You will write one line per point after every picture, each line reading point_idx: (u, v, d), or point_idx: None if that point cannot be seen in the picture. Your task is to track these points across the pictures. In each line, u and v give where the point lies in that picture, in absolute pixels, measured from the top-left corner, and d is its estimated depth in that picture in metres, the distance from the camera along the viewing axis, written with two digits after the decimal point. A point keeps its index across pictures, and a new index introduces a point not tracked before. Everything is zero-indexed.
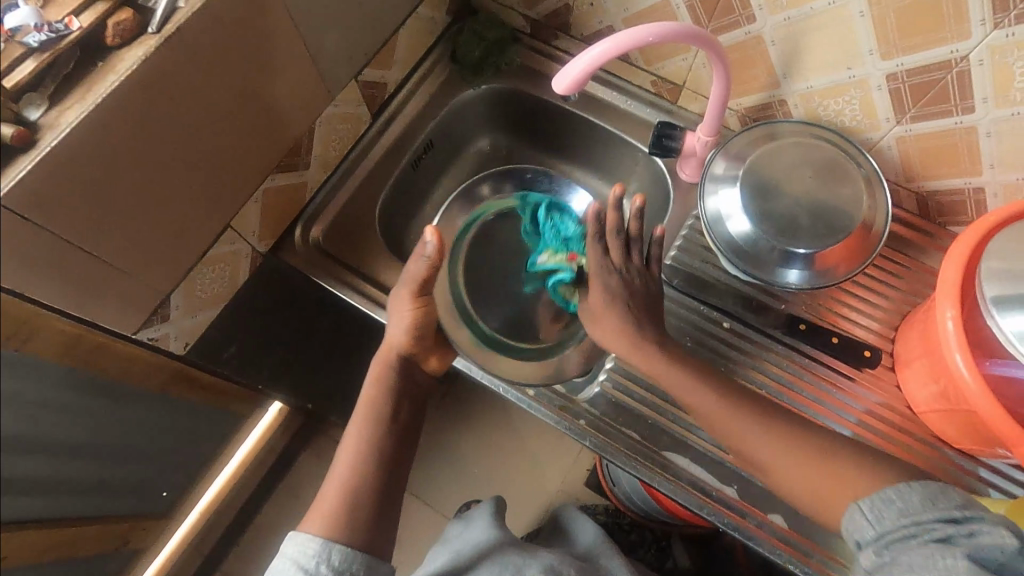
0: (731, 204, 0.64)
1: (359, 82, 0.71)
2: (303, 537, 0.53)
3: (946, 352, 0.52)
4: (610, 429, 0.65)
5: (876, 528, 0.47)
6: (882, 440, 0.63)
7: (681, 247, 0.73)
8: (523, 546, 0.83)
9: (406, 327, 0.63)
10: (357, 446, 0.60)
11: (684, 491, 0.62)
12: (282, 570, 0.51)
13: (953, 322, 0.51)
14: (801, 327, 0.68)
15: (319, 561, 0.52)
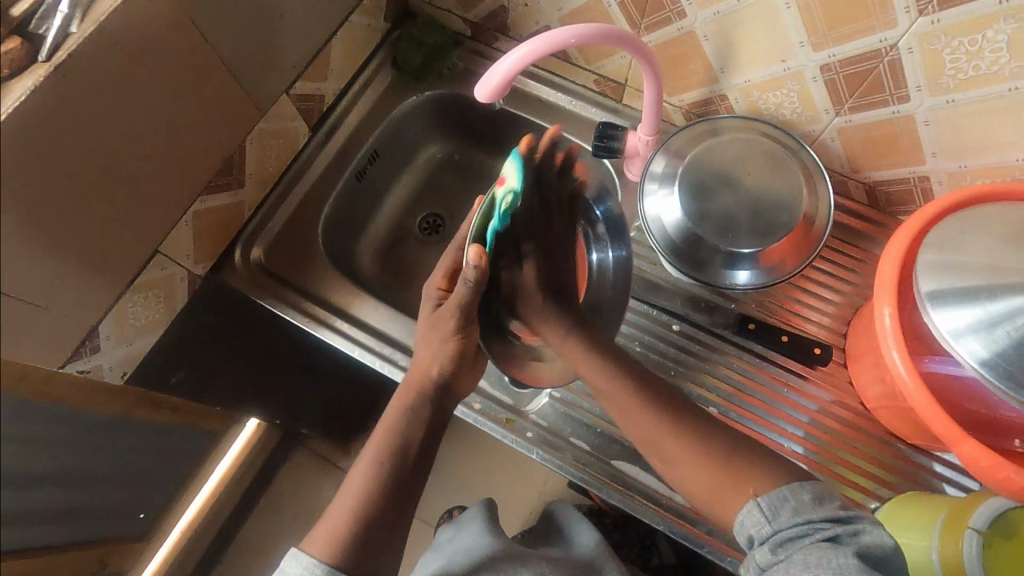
0: (667, 206, 0.62)
1: (291, 96, 0.70)
2: (308, 561, 0.47)
3: (884, 349, 0.50)
4: (558, 441, 0.63)
5: (772, 525, 0.44)
6: (834, 440, 0.62)
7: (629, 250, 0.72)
8: (519, 553, 0.80)
9: (445, 356, 0.59)
10: (372, 464, 0.54)
11: (634, 499, 0.61)
12: None
13: (890, 318, 0.50)
14: (750, 327, 0.66)
15: None
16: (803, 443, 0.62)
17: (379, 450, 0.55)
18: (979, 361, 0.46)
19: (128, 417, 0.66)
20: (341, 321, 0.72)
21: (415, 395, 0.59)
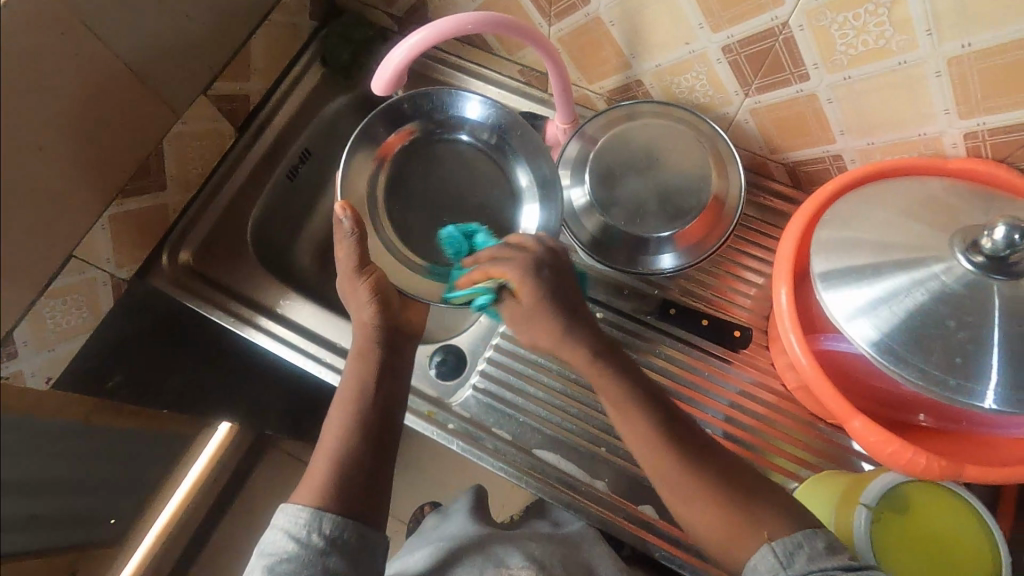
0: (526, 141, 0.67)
1: (210, 96, 0.70)
2: (294, 508, 0.50)
3: (783, 331, 0.51)
4: (478, 433, 0.63)
5: (786, 573, 0.42)
6: (755, 422, 0.62)
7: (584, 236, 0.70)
8: (505, 535, 0.74)
9: (370, 303, 0.59)
10: (339, 435, 0.55)
11: (551, 488, 0.61)
12: (273, 542, 0.49)
13: (786, 299, 0.51)
14: (671, 312, 0.66)
15: (310, 531, 0.49)
16: (723, 426, 0.62)
17: (350, 412, 0.56)
18: (870, 343, 0.45)
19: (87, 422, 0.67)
20: (267, 319, 0.71)
21: (365, 348, 0.59)
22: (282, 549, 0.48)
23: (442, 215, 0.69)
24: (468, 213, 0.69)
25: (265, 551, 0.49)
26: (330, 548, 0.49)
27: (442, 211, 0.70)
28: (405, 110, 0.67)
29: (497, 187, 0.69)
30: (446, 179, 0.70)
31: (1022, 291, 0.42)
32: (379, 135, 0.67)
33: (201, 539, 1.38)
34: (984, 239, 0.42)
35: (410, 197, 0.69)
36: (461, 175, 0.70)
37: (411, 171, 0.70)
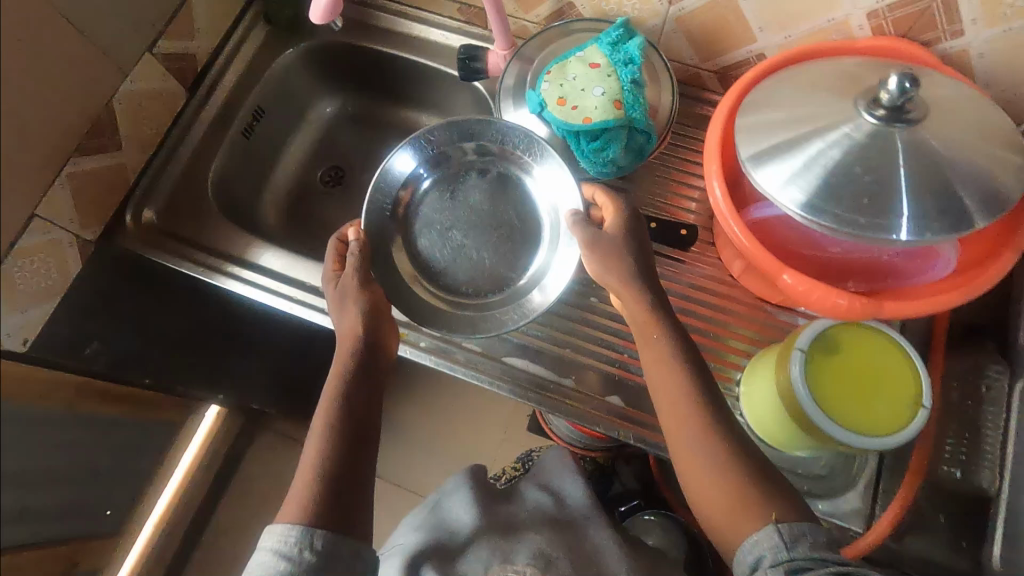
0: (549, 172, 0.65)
1: (156, 55, 0.71)
2: (281, 527, 0.48)
3: (723, 217, 0.54)
4: (448, 347, 0.66)
5: (788, 551, 0.43)
6: (708, 311, 0.66)
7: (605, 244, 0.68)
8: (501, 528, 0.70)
9: (361, 315, 0.58)
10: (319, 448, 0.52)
11: (524, 389, 0.65)
12: (261, 565, 0.47)
13: (719, 188, 0.55)
14: (650, 226, 0.68)
15: (302, 549, 0.47)
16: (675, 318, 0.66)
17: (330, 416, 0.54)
18: (801, 205, 0.49)
19: (73, 407, 0.71)
20: (239, 268, 0.72)
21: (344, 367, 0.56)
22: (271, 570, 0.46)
23: (462, 244, 0.68)
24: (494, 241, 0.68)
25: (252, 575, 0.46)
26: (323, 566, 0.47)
27: (461, 239, 0.69)
28: (436, 138, 0.67)
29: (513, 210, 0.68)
30: (467, 204, 0.69)
31: (920, 137, 0.47)
32: (407, 164, 0.67)
33: (200, 523, 1.40)
34: (882, 92, 0.46)
35: (431, 222, 0.69)
36: (469, 207, 0.69)
37: (433, 199, 0.69)
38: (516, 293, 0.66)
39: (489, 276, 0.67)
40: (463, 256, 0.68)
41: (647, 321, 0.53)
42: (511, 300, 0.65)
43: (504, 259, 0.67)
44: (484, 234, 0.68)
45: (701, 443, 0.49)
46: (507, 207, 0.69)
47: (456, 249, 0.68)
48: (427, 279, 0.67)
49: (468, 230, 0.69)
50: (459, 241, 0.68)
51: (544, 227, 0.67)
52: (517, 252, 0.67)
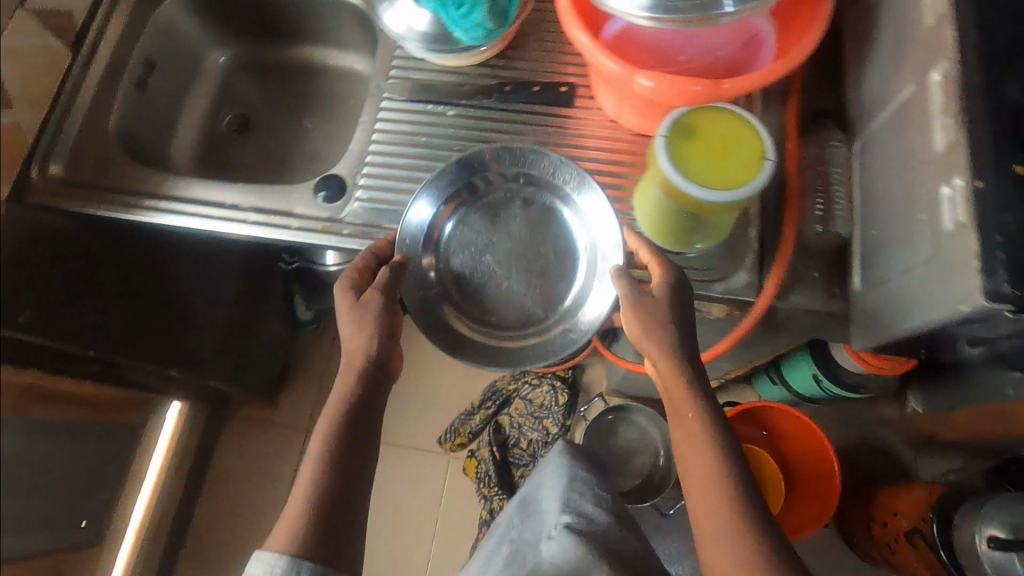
0: (591, 206, 0.68)
1: (29, 11, 0.71)
2: (268, 556, 0.57)
3: (592, 55, 0.59)
4: (370, 230, 0.72)
5: None
6: (598, 153, 0.73)
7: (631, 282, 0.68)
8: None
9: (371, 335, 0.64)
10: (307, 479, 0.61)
11: (447, 253, 0.71)
12: None
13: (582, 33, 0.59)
14: (535, 89, 0.75)
15: None
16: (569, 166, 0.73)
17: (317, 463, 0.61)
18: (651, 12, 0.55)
19: (22, 408, 0.73)
20: (158, 202, 0.75)
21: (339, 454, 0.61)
22: None
23: (495, 271, 0.71)
24: (524, 272, 0.71)
25: None
26: None
27: (497, 270, 0.71)
28: (479, 161, 0.70)
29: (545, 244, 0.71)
30: (505, 231, 0.72)
31: None
32: (448, 187, 0.70)
33: (185, 519, 1.42)
34: None
35: (463, 249, 0.72)
36: (499, 238, 0.72)
37: (470, 226, 0.72)
38: (552, 327, 0.70)
39: (525, 305, 0.71)
40: (497, 283, 0.71)
41: (684, 390, 0.59)
42: (541, 331, 0.70)
43: (537, 288, 0.71)
44: (518, 262, 0.71)
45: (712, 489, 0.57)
46: (546, 244, 0.71)
47: (491, 277, 0.71)
48: (462, 303, 0.72)
49: (501, 261, 0.72)
50: (493, 269, 0.72)
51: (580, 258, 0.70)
52: (552, 295, 0.70)
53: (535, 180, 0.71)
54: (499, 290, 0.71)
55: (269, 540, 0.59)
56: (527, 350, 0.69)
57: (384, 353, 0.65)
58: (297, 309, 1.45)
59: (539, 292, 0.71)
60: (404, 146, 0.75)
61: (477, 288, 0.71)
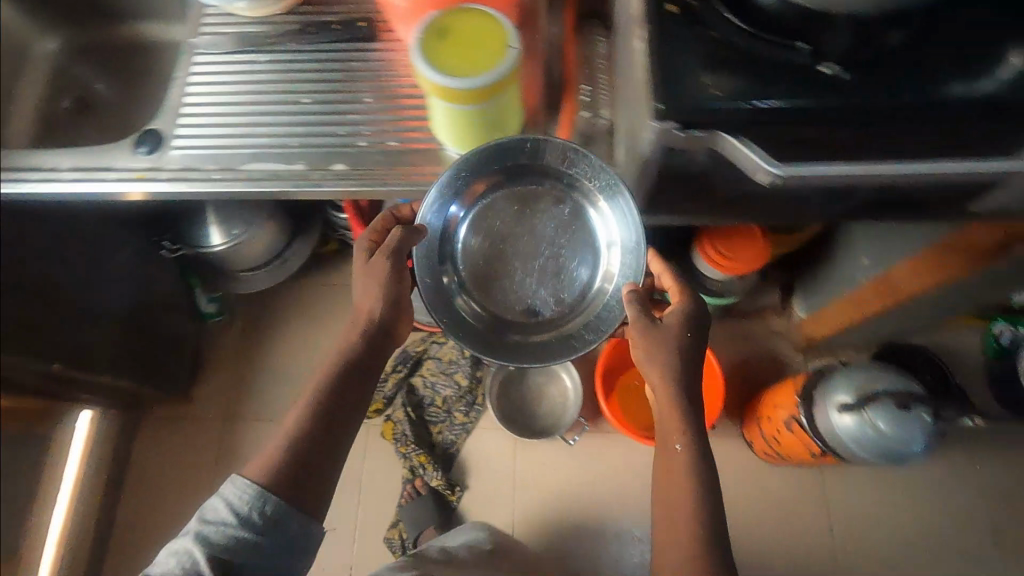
0: (619, 212, 0.83)
1: None
2: (241, 481, 0.74)
3: None
4: (188, 173, 0.75)
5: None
6: (401, 79, 0.78)
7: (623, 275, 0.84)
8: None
9: (374, 296, 0.84)
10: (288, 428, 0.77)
11: (264, 183, 0.74)
12: (219, 506, 0.73)
13: None
14: (334, 27, 0.81)
15: (249, 507, 0.72)
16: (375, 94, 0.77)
17: (300, 412, 0.79)
18: None
19: None
20: None
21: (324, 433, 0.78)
22: (224, 512, 0.72)
23: (526, 272, 0.87)
24: (550, 265, 0.87)
25: (214, 510, 0.73)
26: (252, 519, 0.72)
27: (529, 270, 0.87)
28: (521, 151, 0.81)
29: (576, 242, 0.87)
30: (529, 224, 0.86)
31: None
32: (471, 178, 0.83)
33: (108, 520, 1.44)
34: None
35: (483, 234, 0.87)
36: (526, 237, 0.87)
37: (489, 216, 0.87)
38: (574, 324, 0.87)
39: (541, 296, 0.88)
40: (528, 278, 0.87)
41: (674, 414, 0.79)
42: (533, 314, 0.88)
43: (565, 280, 0.87)
44: (532, 254, 0.87)
45: (684, 495, 0.76)
46: (564, 248, 0.87)
47: (517, 270, 0.88)
48: (482, 294, 0.89)
49: (518, 252, 0.87)
50: (505, 254, 0.88)
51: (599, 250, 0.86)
52: (563, 299, 0.87)
53: (569, 183, 0.85)
54: (526, 282, 0.88)
55: (246, 469, 0.76)
56: (523, 339, 0.88)
57: (384, 316, 0.85)
58: (199, 301, 1.49)
59: (562, 279, 0.87)
60: (216, 92, 0.79)
61: (512, 284, 0.88)
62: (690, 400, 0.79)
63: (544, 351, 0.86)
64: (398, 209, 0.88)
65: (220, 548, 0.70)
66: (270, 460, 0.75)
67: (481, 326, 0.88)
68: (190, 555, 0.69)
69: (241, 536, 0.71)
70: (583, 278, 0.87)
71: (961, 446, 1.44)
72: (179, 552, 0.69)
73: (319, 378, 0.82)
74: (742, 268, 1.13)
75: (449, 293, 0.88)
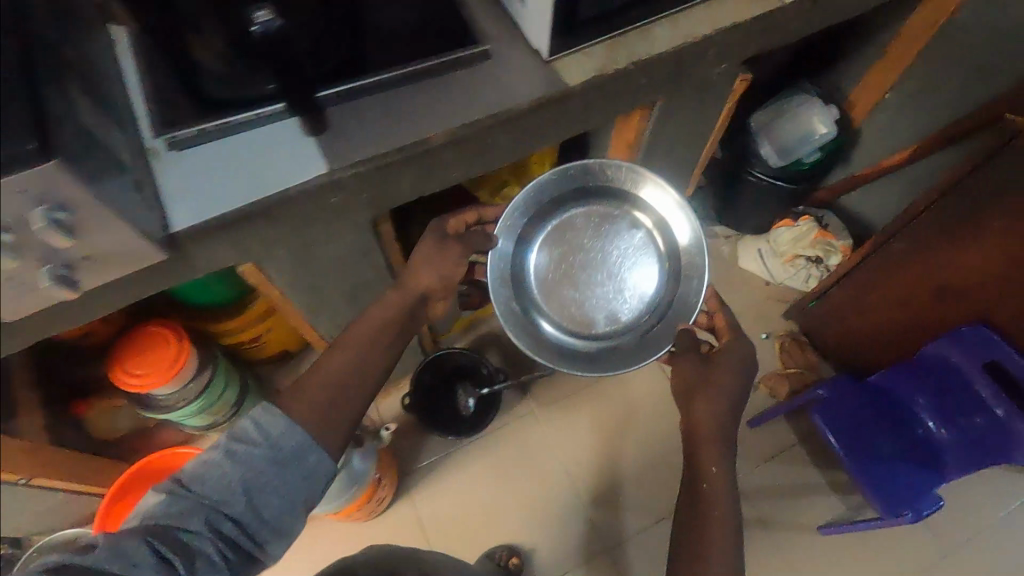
0: (666, 211, 1.14)
1: None
2: (272, 413, 0.80)
3: None
4: None
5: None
6: None
7: (670, 266, 1.16)
8: None
9: (451, 265, 1.04)
10: (325, 392, 0.87)
11: None
12: (249, 427, 0.78)
13: None
14: None
15: (269, 436, 0.78)
16: None
17: (327, 384, 0.88)
18: None
19: None
20: None
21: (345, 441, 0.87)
22: (250, 431, 0.78)
23: (591, 292, 1.17)
24: (616, 276, 1.17)
25: (242, 428, 0.78)
26: (273, 448, 0.77)
27: (597, 287, 1.17)
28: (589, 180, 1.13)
29: (632, 254, 1.17)
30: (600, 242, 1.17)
31: None
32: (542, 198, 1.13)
33: None
34: None
35: (553, 250, 1.17)
36: (589, 260, 1.17)
37: (568, 243, 1.17)
38: (636, 325, 1.16)
39: (609, 311, 1.17)
40: (596, 297, 1.17)
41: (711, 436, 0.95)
42: (596, 320, 1.17)
43: (622, 289, 1.17)
44: (606, 263, 1.17)
45: (721, 480, 0.92)
46: (631, 263, 1.17)
47: (589, 289, 1.17)
48: (567, 320, 1.17)
49: (589, 266, 1.18)
50: (579, 268, 1.18)
51: (656, 256, 1.17)
52: (627, 312, 1.17)
53: (632, 210, 1.16)
54: (598, 298, 1.17)
55: (285, 403, 0.85)
56: (584, 339, 1.17)
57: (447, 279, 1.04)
58: None
59: (627, 287, 1.17)
60: None
61: (589, 299, 1.17)
62: (720, 435, 0.96)
63: (609, 345, 1.16)
64: (483, 213, 1.11)
65: (244, 464, 0.75)
66: (312, 423, 0.84)
67: (569, 345, 1.17)
68: (220, 466, 0.75)
69: (268, 457, 0.76)
70: (641, 296, 1.16)
71: (521, 426, 1.56)
72: (213, 459, 0.75)
73: (350, 355, 0.92)
74: (148, 381, 1.11)
75: (513, 301, 1.14)
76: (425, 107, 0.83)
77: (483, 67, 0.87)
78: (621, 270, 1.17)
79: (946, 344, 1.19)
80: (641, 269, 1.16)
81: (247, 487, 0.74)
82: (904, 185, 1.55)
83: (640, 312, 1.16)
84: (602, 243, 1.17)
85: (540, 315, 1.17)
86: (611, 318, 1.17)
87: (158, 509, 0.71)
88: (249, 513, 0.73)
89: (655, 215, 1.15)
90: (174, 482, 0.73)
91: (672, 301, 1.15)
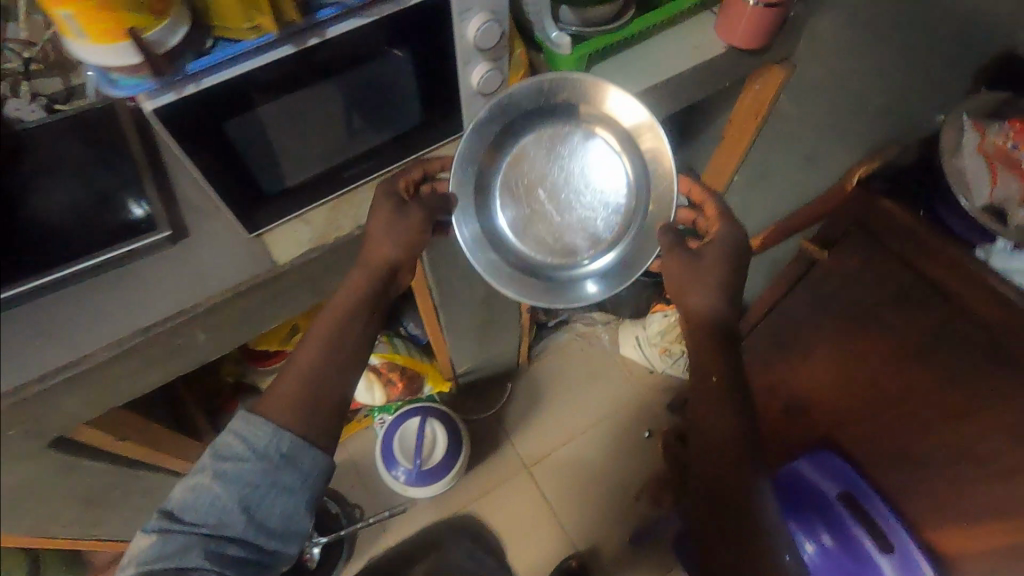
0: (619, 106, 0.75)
1: None
2: (250, 417, 0.70)
3: None
4: None
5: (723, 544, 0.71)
6: None
7: (647, 155, 0.77)
8: None
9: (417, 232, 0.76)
10: (306, 366, 0.73)
11: None
12: (229, 443, 0.69)
13: None
14: None
15: (260, 446, 0.69)
16: None
17: (298, 380, 0.72)
18: None
19: None
20: None
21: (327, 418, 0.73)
22: (233, 448, 0.69)
23: (568, 214, 0.82)
24: (588, 186, 0.81)
25: (222, 448, 0.69)
26: (268, 452, 0.69)
27: (571, 205, 0.82)
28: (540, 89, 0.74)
29: (597, 152, 0.80)
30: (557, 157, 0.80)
31: None
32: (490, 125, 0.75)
33: None
34: None
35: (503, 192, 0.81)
36: (549, 172, 0.81)
37: (517, 166, 0.81)
38: (626, 242, 0.82)
39: (592, 236, 0.82)
40: (575, 219, 0.82)
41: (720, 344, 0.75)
42: (579, 248, 0.83)
43: (600, 203, 0.81)
44: (571, 181, 0.81)
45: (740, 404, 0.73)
46: (595, 173, 0.81)
47: (559, 213, 0.82)
48: (546, 262, 0.83)
49: (555, 186, 0.81)
50: (541, 188, 0.81)
51: (623, 152, 0.79)
52: (612, 228, 0.82)
53: (579, 108, 0.78)
54: (576, 225, 0.82)
55: (261, 406, 0.72)
56: (574, 277, 0.83)
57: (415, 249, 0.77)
58: None
59: (601, 202, 0.81)
60: None
61: (566, 222, 0.82)
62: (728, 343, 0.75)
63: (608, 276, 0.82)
64: (427, 161, 0.78)
65: (236, 487, 0.68)
66: (294, 418, 0.71)
67: (563, 286, 0.83)
68: (208, 493, 0.67)
69: (258, 470, 0.68)
70: (619, 207, 0.81)
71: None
72: (196, 488, 0.67)
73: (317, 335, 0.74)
74: None
75: (496, 266, 0.80)
76: (92, 314, 0.70)
77: (172, 253, 0.74)
78: (590, 175, 0.81)
79: (805, 464, 1.07)
80: (613, 172, 0.81)
81: (245, 506, 0.68)
82: (764, 266, 1.45)
83: (631, 221, 0.81)
84: (553, 141, 0.80)
85: (518, 254, 0.83)
86: (594, 242, 0.82)
87: (146, 552, 0.64)
88: (249, 530, 0.67)
89: (610, 108, 0.76)
90: (166, 519, 0.66)
91: (665, 178, 0.76)
